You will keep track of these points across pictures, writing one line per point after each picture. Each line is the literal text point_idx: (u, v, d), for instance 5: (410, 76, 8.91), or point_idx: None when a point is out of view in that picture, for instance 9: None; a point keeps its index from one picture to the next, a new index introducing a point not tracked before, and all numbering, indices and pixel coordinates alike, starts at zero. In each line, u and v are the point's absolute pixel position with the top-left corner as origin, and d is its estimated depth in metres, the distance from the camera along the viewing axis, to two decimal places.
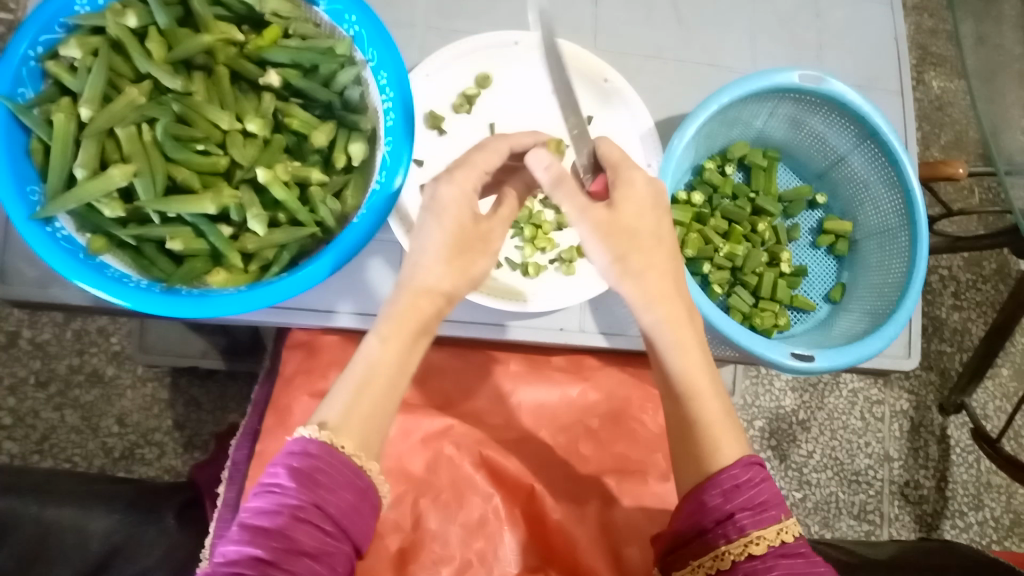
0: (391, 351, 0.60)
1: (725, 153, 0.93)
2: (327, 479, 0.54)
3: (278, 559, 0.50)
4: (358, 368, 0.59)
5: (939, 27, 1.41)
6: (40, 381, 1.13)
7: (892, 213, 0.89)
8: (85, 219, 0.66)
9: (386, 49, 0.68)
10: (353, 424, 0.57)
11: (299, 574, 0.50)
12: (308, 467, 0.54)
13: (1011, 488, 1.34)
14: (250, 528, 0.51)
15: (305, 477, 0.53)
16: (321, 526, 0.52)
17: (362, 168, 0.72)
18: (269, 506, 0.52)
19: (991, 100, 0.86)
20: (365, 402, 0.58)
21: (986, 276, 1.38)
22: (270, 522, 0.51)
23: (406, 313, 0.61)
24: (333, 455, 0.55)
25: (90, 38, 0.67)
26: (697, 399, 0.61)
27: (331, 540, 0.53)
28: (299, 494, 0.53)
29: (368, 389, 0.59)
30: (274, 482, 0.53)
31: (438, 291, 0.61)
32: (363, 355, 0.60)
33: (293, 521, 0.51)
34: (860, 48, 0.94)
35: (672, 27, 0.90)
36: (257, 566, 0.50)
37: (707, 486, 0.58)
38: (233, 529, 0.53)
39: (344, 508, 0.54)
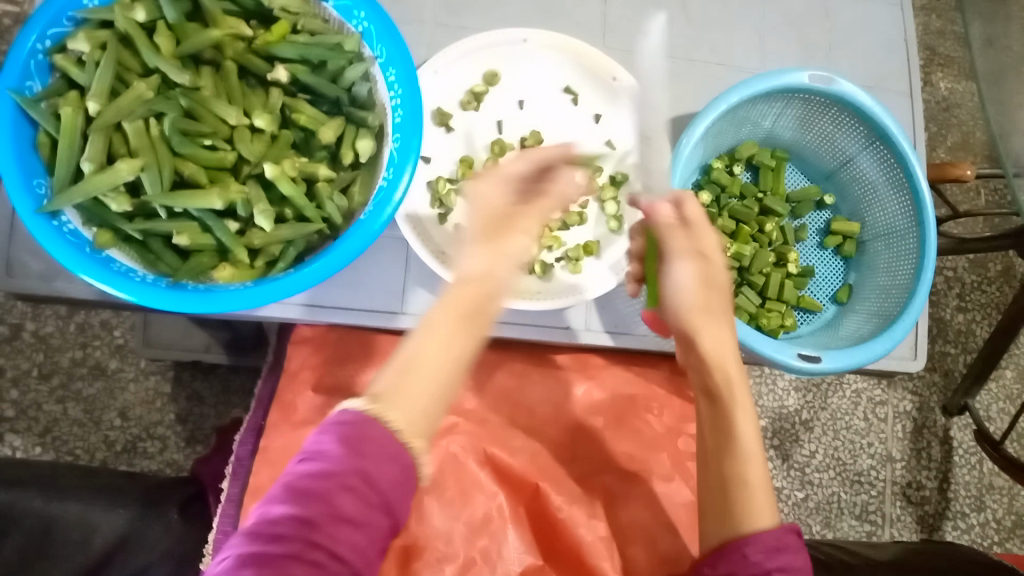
0: (435, 340, 0.52)
1: (733, 153, 0.93)
2: (368, 446, 0.49)
3: (323, 523, 0.46)
4: (416, 358, 0.52)
5: (947, 27, 1.41)
6: (43, 373, 1.13)
7: (899, 214, 0.89)
8: (91, 213, 0.66)
9: (395, 46, 0.68)
10: (415, 414, 0.50)
11: (339, 540, 0.46)
12: (355, 434, 0.49)
13: (1013, 490, 1.34)
14: (290, 493, 0.47)
15: (352, 444, 0.48)
16: (367, 497, 0.48)
17: (369, 165, 0.72)
18: (316, 471, 0.47)
19: (999, 101, 0.86)
20: (412, 384, 0.51)
21: (990, 277, 1.38)
22: (312, 485, 0.47)
23: (462, 296, 0.53)
24: (381, 426, 0.49)
25: (98, 32, 0.67)
26: (744, 461, 0.60)
27: (374, 510, 0.48)
28: (341, 459, 0.48)
29: (406, 379, 0.51)
30: (319, 448, 0.48)
31: (477, 273, 0.54)
32: (414, 343, 0.52)
33: (337, 486, 0.47)
34: (870, 48, 0.94)
35: (680, 26, 0.89)
36: (297, 529, 0.45)
37: (750, 540, 0.58)
38: (274, 491, 0.48)
39: (390, 479, 0.49)
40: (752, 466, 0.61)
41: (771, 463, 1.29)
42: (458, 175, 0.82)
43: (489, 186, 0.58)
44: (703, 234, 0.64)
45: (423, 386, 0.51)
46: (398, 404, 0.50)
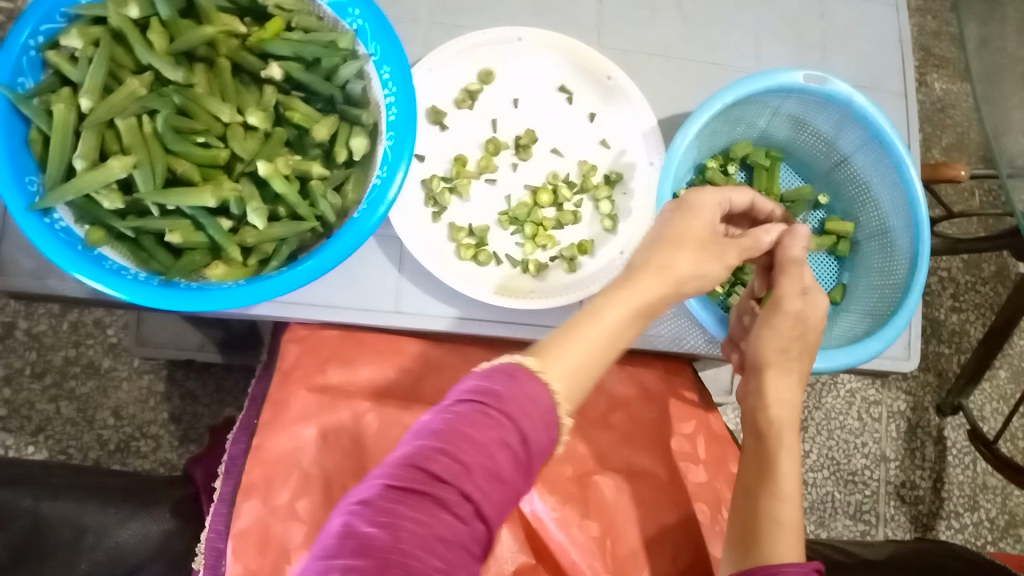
0: (610, 320, 0.60)
1: (728, 153, 0.92)
2: (520, 405, 0.50)
3: (477, 474, 0.46)
4: (591, 325, 0.59)
5: (942, 29, 1.41)
6: (36, 372, 1.13)
7: (893, 214, 0.89)
8: (83, 211, 0.66)
9: (389, 43, 0.69)
10: (573, 379, 0.55)
11: (480, 493, 0.47)
12: (512, 394, 0.50)
13: (1006, 490, 1.34)
14: (443, 433, 0.47)
15: (512, 399, 0.50)
16: (516, 455, 0.49)
17: (363, 163, 0.72)
18: (478, 417, 0.48)
19: (994, 102, 0.86)
20: (582, 349, 0.57)
21: (984, 278, 1.39)
22: (468, 432, 0.47)
23: (644, 290, 0.62)
24: (537, 386, 0.51)
25: (91, 28, 0.66)
26: (781, 499, 0.67)
27: (509, 471, 0.48)
28: (495, 409, 0.49)
29: (563, 346, 0.57)
30: (478, 395, 0.49)
31: (681, 274, 0.65)
32: (602, 315, 0.60)
33: (491, 438, 0.47)
34: (864, 48, 0.94)
35: (676, 25, 0.89)
36: (449, 473, 0.46)
37: (780, 571, 0.60)
38: (426, 428, 0.48)
39: (537, 441, 0.50)
40: (784, 506, 0.67)
41: None
42: (453, 173, 0.82)
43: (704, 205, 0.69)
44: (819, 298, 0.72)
45: (584, 352, 0.57)
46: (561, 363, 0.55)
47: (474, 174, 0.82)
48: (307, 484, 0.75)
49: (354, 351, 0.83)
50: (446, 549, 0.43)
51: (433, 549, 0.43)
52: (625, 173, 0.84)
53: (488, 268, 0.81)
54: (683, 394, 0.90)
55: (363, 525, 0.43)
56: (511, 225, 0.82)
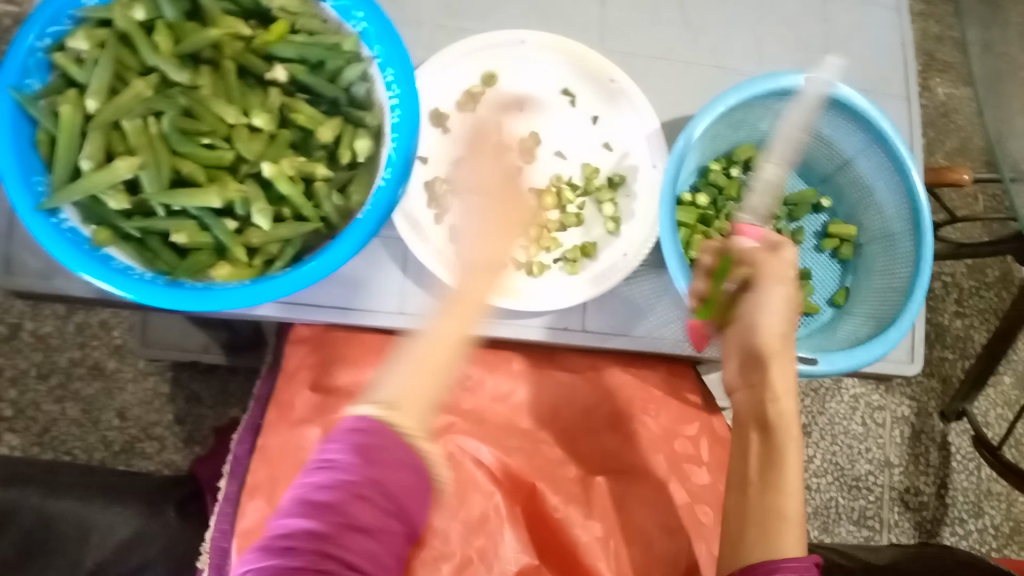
0: (436, 346, 0.62)
1: (731, 155, 0.93)
2: (385, 462, 0.58)
3: (337, 534, 0.56)
4: (422, 351, 0.61)
5: (945, 33, 1.41)
6: (42, 374, 1.13)
7: (895, 218, 0.89)
8: (89, 211, 0.66)
9: (393, 46, 0.69)
10: (416, 403, 0.60)
11: (354, 546, 0.57)
12: (367, 445, 0.58)
13: (1011, 496, 1.34)
14: (310, 502, 0.57)
15: (362, 459, 0.58)
16: (376, 505, 0.58)
17: (367, 164, 0.72)
18: (332, 483, 0.58)
19: (996, 106, 0.86)
20: (416, 383, 0.60)
21: (988, 283, 1.38)
22: (333, 498, 0.57)
23: (454, 316, 0.64)
24: (387, 435, 0.59)
25: (97, 30, 0.67)
26: (787, 494, 0.66)
27: (381, 518, 0.58)
28: (359, 473, 0.58)
29: (430, 375, 0.61)
30: (331, 459, 0.58)
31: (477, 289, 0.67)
32: (429, 341, 0.62)
33: (351, 498, 0.57)
34: (866, 52, 0.95)
35: (678, 29, 0.90)
36: (319, 537, 0.56)
37: (782, 564, 0.63)
38: (291, 499, 0.58)
39: (393, 488, 0.59)
40: (790, 500, 0.66)
41: None
42: (456, 175, 0.82)
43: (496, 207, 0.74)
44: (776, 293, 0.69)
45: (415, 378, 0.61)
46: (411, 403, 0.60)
47: None
48: None
49: (357, 352, 0.83)
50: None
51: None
52: (627, 176, 0.85)
53: None
54: (685, 396, 0.90)
55: None
56: None
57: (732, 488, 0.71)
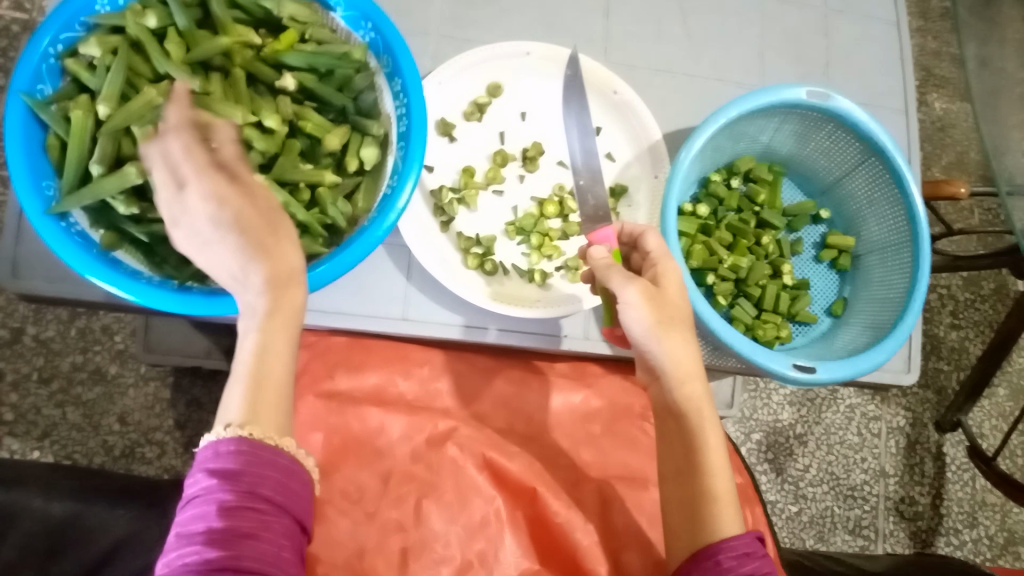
0: (270, 346, 0.51)
1: (731, 167, 0.94)
2: (253, 468, 0.49)
3: (223, 549, 0.47)
4: (245, 366, 0.51)
5: (943, 49, 1.43)
6: (43, 378, 1.14)
7: (893, 229, 0.90)
8: (98, 215, 0.67)
9: (403, 57, 0.69)
10: (265, 413, 0.51)
11: (248, 556, 0.47)
12: (228, 463, 0.49)
13: (1006, 507, 1.35)
14: (186, 535, 0.48)
15: (225, 476, 0.48)
16: (255, 509, 0.48)
17: (373, 172, 0.74)
18: (198, 509, 0.48)
19: (992, 121, 0.88)
20: (267, 396, 0.51)
21: (984, 296, 1.40)
22: (207, 525, 0.47)
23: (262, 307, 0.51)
24: (251, 445, 0.49)
25: (110, 37, 0.68)
26: (711, 473, 0.61)
27: (271, 520, 0.49)
28: (225, 488, 0.48)
29: (262, 394, 0.51)
30: (195, 489, 0.48)
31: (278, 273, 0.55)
32: (243, 353, 0.51)
33: (223, 512, 0.47)
34: (865, 67, 0.96)
35: (681, 42, 0.91)
36: (205, 568, 0.46)
37: (722, 546, 0.58)
38: (170, 539, 0.49)
39: (270, 486, 0.49)
40: (716, 478, 0.61)
41: (764, 477, 1.29)
42: (461, 184, 0.83)
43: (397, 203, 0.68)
44: (630, 296, 0.62)
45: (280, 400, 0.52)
46: (262, 417, 0.51)
47: (482, 185, 0.83)
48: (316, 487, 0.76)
49: (361, 358, 0.83)
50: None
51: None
52: (629, 186, 0.86)
53: (496, 278, 0.82)
54: None
55: None
56: (517, 235, 0.84)
57: (667, 479, 0.64)
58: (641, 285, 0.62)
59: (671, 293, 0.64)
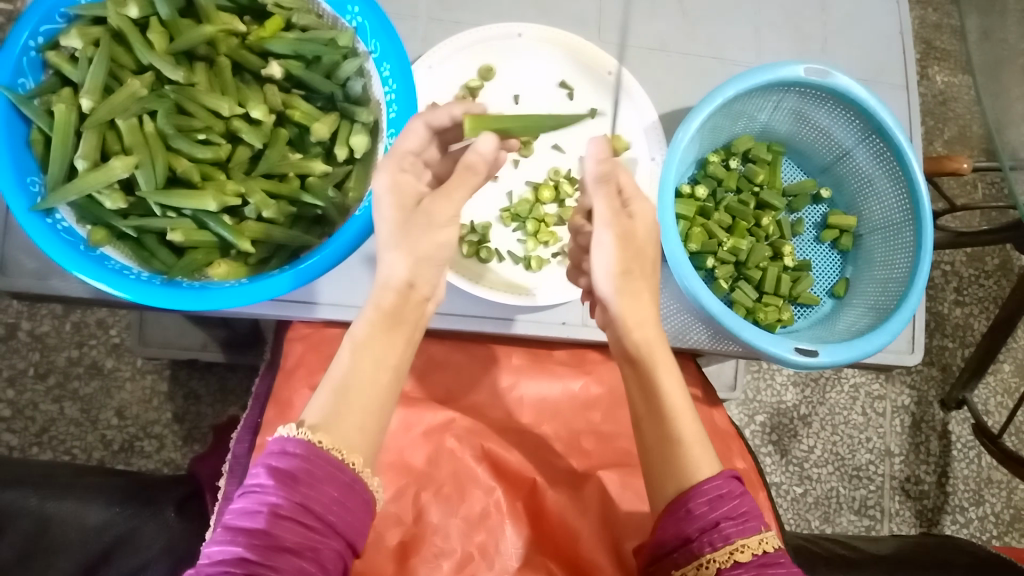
0: (365, 355, 0.58)
1: (730, 147, 0.93)
2: (313, 478, 0.52)
3: (262, 553, 0.49)
4: (334, 376, 0.57)
5: (944, 21, 1.41)
6: (40, 373, 1.13)
7: (895, 209, 0.89)
8: (85, 211, 0.66)
9: (388, 40, 0.68)
10: (343, 422, 0.55)
11: (285, 569, 0.49)
12: (290, 465, 0.52)
13: (1012, 484, 1.34)
14: (234, 529, 0.50)
15: (282, 480, 0.51)
16: (304, 523, 0.51)
17: (363, 160, 0.72)
18: (251, 501, 0.51)
19: (994, 94, 0.86)
20: (347, 402, 0.56)
21: (988, 271, 1.38)
22: (255, 524, 0.50)
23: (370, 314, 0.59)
24: (314, 453, 0.53)
25: (91, 28, 0.67)
26: (676, 418, 0.60)
27: (317, 536, 0.51)
28: (281, 493, 0.51)
29: (345, 398, 0.56)
30: (256, 482, 0.52)
31: (401, 281, 0.58)
32: (338, 364, 0.58)
33: (274, 517, 0.50)
34: (864, 41, 0.94)
35: (676, 21, 0.89)
36: (240, 567, 0.49)
37: (693, 493, 0.56)
38: (218, 530, 0.51)
39: (322, 501, 0.52)
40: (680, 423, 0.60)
41: (767, 459, 1.28)
42: None
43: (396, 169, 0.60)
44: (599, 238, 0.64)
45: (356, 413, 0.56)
46: (334, 427, 0.55)
47: None
48: None
49: None
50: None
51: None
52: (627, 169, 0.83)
53: (489, 265, 0.81)
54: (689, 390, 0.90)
55: None
56: (512, 221, 0.82)
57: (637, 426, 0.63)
58: (618, 229, 0.63)
59: (642, 235, 0.65)
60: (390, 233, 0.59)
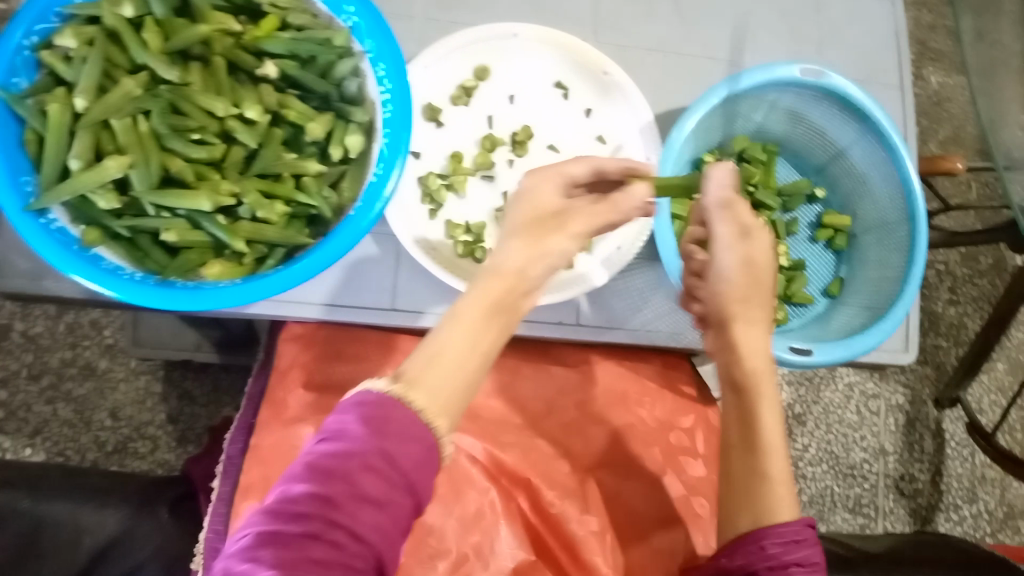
0: (462, 331, 0.54)
1: (724, 147, 0.92)
2: (399, 431, 0.50)
3: (343, 500, 0.47)
4: (429, 346, 0.54)
5: (938, 21, 1.41)
6: (33, 374, 1.12)
7: (889, 208, 0.89)
8: (79, 211, 0.65)
9: (384, 41, 0.69)
10: (439, 395, 0.52)
11: (362, 520, 0.47)
12: (376, 414, 0.50)
13: (1005, 482, 1.34)
14: (314, 472, 0.48)
15: (372, 424, 0.49)
16: (386, 476, 0.48)
17: (359, 160, 0.72)
18: (337, 445, 0.49)
19: (989, 94, 0.87)
20: (441, 377, 0.52)
21: (982, 271, 1.39)
22: (337, 471, 0.48)
23: (484, 292, 0.56)
24: (396, 406, 0.50)
25: (85, 28, 0.66)
26: (768, 454, 0.65)
27: (396, 491, 0.49)
28: (366, 442, 0.49)
29: (435, 367, 0.53)
30: (341, 429, 0.50)
31: (512, 270, 0.56)
32: (435, 333, 0.55)
33: (359, 469, 0.48)
34: (858, 41, 0.94)
35: (671, 21, 0.89)
36: (315, 511, 0.46)
37: (768, 533, 0.61)
38: (293, 470, 0.49)
39: (406, 454, 0.49)
40: (771, 458, 0.65)
41: None
42: (449, 170, 0.82)
43: (544, 179, 0.61)
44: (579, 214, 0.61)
45: (445, 371, 0.53)
46: (423, 385, 0.52)
47: (471, 171, 0.82)
48: None
49: (355, 347, 0.82)
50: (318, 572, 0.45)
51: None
52: None
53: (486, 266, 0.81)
54: (681, 388, 0.89)
55: (236, 565, 0.46)
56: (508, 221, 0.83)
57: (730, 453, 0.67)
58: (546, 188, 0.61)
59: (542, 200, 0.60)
60: (513, 226, 0.59)
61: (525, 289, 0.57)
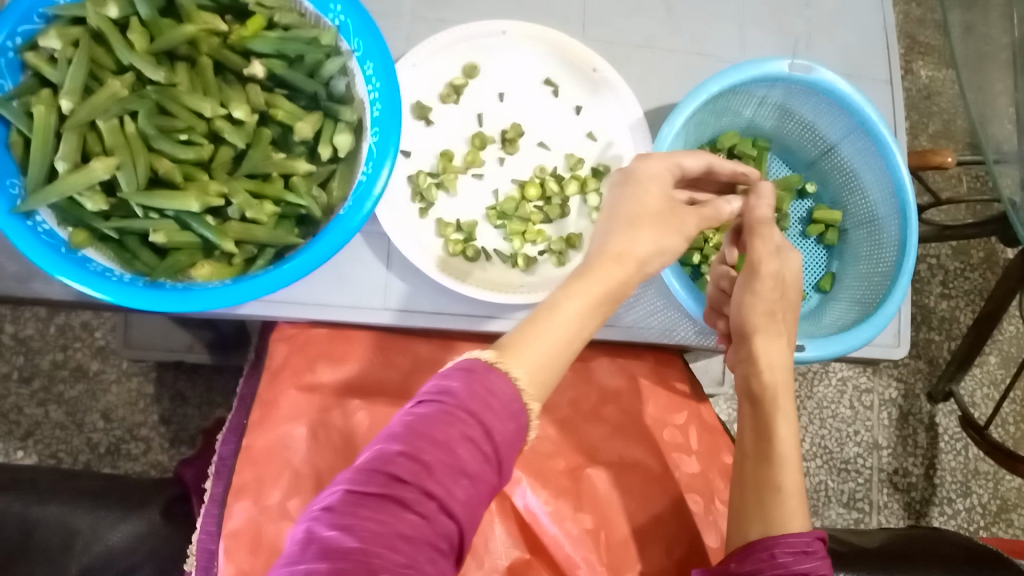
0: (575, 309, 0.61)
1: (714, 144, 0.92)
2: (496, 408, 0.52)
3: (439, 472, 0.48)
4: (537, 312, 0.61)
5: (927, 16, 1.41)
6: (24, 377, 1.12)
7: (879, 203, 0.89)
8: (66, 212, 0.65)
9: (372, 39, 0.68)
10: (537, 376, 0.56)
11: (455, 491, 0.49)
12: (478, 389, 0.52)
13: (998, 475, 1.35)
14: (414, 434, 0.49)
15: (474, 395, 0.52)
16: (482, 449, 0.51)
17: (348, 159, 0.72)
18: (436, 413, 0.50)
19: (979, 88, 0.87)
20: (543, 353, 0.57)
21: (974, 264, 1.39)
22: (438, 435, 0.49)
23: (599, 278, 0.63)
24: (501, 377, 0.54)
25: (69, 28, 0.66)
26: (784, 466, 0.71)
27: (486, 464, 0.51)
28: (467, 412, 0.51)
29: (538, 332, 0.59)
30: (441, 394, 0.51)
31: (630, 257, 0.65)
32: (548, 306, 0.61)
33: (458, 438, 0.50)
34: (847, 36, 0.94)
35: (660, 16, 0.89)
36: (412, 472, 0.48)
37: (779, 542, 0.66)
38: (388, 429, 0.51)
39: (500, 432, 0.52)
40: (786, 471, 0.71)
41: None
42: (439, 168, 0.81)
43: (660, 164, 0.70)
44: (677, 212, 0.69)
45: (547, 346, 0.58)
46: (521, 358, 0.56)
47: (461, 169, 0.82)
48: (299, 483, 0.74)
49: (343, 348, 0.82)
50: (408, 545, 0.46)
51: (391, 551, 0.45)
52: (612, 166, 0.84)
53: (477, 264, 0.80)
54: (673, 385, 0.91)
55: (323, 529, 0.46)
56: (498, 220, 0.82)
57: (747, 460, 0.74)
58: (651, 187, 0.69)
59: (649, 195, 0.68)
60: (626, 214, 0.67)
61: (635, 281, 0.66)
